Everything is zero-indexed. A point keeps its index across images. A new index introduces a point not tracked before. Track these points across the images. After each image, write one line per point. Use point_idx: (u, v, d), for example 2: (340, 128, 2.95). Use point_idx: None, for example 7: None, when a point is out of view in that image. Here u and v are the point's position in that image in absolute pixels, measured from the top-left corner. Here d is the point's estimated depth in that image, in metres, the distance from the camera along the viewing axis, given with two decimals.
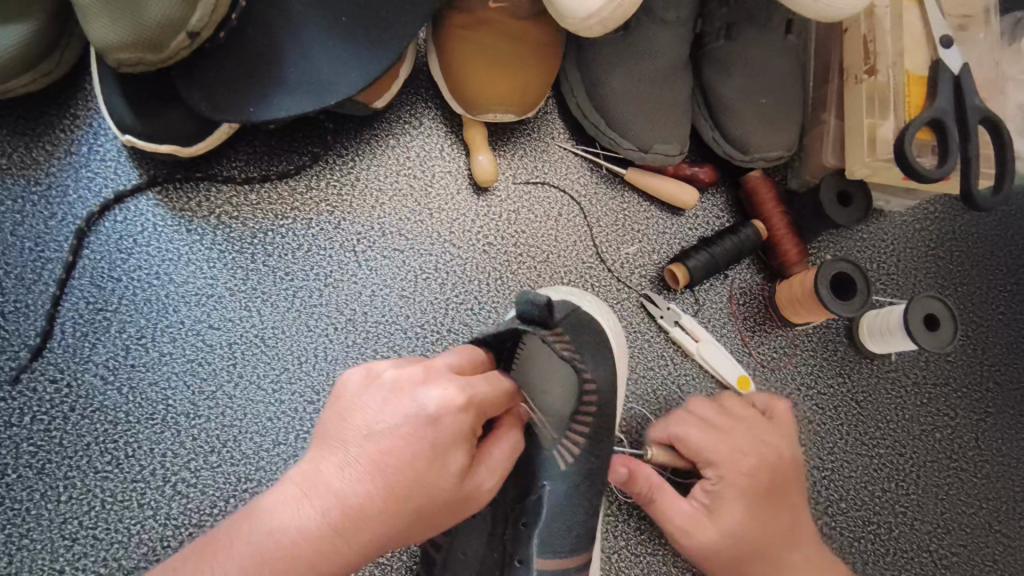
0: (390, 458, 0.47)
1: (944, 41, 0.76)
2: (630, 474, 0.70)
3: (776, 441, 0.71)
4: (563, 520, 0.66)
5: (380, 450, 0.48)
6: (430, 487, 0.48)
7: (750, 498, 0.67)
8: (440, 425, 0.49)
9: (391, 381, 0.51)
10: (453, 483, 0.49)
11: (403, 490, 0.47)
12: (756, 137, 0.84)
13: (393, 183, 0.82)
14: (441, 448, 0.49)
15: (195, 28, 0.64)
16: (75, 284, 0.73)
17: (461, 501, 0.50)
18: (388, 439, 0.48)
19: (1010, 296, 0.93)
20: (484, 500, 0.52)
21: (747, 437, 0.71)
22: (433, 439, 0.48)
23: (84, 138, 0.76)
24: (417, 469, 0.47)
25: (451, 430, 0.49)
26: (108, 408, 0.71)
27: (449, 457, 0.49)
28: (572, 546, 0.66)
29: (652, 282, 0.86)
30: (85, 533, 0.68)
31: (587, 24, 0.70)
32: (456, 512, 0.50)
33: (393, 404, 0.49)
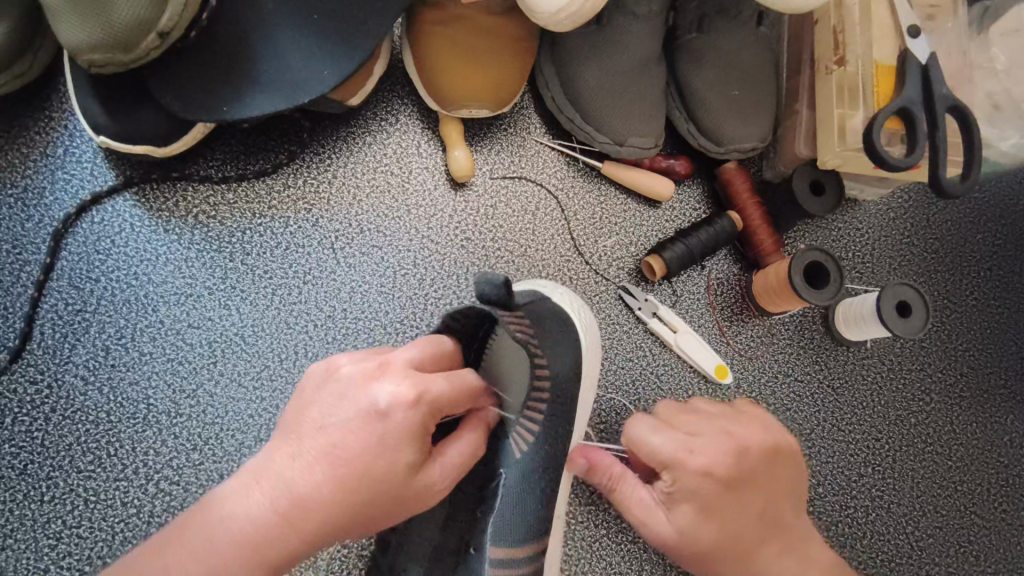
0: (341, 451, 0.50)
1: (912, 30, 0.77)
2: (589, 466, 0.70)
3: (739, 441, 0.67)
4: (522, 508, 0.68)
5: (330, 442, 0.51)
6: (378, 475, 0.50)
7: (703, 501, 0.64)
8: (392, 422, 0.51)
9: (354, 375, 0.54)
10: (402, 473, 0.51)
11: (347, 481, 0.50)
12: (730, 130, 0.85)
13: (370, 180, 0.82)
14: (390, 443, 0.51)
15: (166, 27, 0.64)
16: (53, 286, 0.74)
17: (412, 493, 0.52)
18: (339, 432, 0.51)
19: (983, 282, 0.95)
20: (437, 495, 0.54)
21: (707, 438, 0.66)
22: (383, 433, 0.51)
23: (59, 140, 0.77)
24: (364, 460, 0.50)
25: (401, 427, 0.51)
26: (89, 408, 0.72)
27: (398, 450, 0.51)
28: (525, 535, 0.68)
29: (630, 274, 0.87)
30: (68, 532, 0.68)
31: (558, 19, 0.70)
32: (406, 503, 0.52)
33: (350, 397, 0.52)
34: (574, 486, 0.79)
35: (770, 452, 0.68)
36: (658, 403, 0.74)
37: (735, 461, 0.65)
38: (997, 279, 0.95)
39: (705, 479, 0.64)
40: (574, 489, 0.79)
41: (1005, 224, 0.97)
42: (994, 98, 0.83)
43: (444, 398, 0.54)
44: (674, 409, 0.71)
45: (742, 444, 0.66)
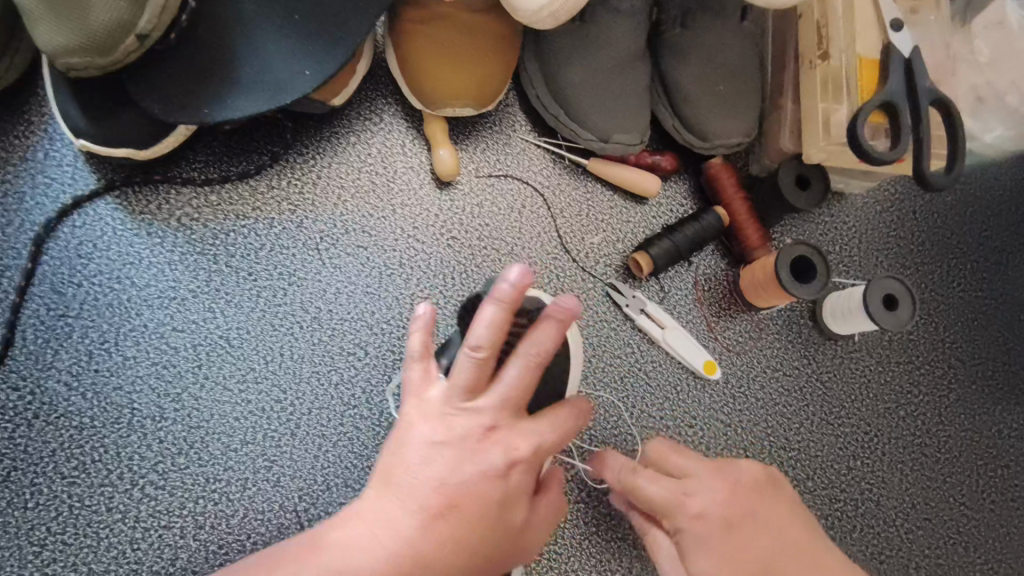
0: (460, 503, 0.56)
1: (895, 23, 0.76)
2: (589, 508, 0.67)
3: (735, 485, 0.65)
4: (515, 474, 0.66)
5: (445, 500, 0.56)
6: (483, 535, 0.57)
7: (709, 542, 0.62)
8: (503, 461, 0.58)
9: (449, 398, 0.58)
10: (504, 534, 0.58)
11: (459, 544, 0.55)
12: (715, 124, 0.85)
13: (355, 180, 0.82)
14: (500, 495, 0.58)
15: (144, 29, 0.64)
16: (35, 291, 0.73)
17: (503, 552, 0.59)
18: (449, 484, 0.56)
19: (970, 274, 0.95)
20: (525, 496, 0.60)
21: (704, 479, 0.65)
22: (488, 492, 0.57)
23: (39, 143, 0.76)
24: (477, 517, 0.56)
25: (509, 480, 0.58)
26: (73, 413, 0.71)
27: (506, 503, 0.58)
28: None
29: (617, 271, 0.87)
30: (53, 539, 0.68)
31: (540, 15, 0.70)
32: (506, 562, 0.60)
33: (460, 432, 0.57)
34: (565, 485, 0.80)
35: (766, 491, 0.66)
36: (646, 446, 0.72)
37: (733, 502, 0.64)
38: (985, 272, 0.95)
39: (704, 523, 0.63)
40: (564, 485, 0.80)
41: (991, 216, 0.97)
42: (978, 90, 0.83)
43: (522, 394, 0.59)
44: (671, 449, 0.69)
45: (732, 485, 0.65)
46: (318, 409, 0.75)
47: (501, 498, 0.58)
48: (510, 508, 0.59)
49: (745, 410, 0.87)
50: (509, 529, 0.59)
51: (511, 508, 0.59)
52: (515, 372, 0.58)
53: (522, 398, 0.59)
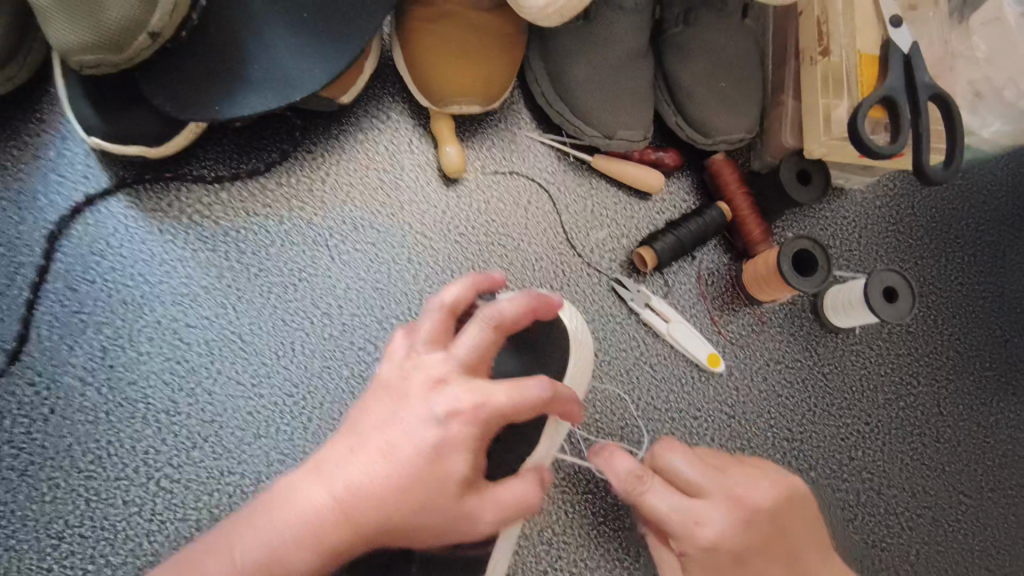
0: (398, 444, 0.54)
1: (894, 20, 0.77)
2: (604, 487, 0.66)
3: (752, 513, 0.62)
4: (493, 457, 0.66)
5: (389, 440, 0.54)
6: (420, 485, 0.53)
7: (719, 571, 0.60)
8: (446, 409, 0.55)
9: (417, 351, 0.59)
10: (445, 489, 0.54)
11: (393, 490, 0.52)
12: (718, 120, 0.86)
13: (363, 177, 0.83)
14: (441, 443, 0.54)
15: (157, 28, 0.65)
16: (49, 288, 0.74)
17: (448, 513, 0.54)
18: (394, 425, 0.55)
19: (967, 267, 0.97)
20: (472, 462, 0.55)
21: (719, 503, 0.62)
22: (429, 438, 0.54)
23: (51, 142, 0.77)
24: (412, 461, 0.53)
25: (448, 427, 0.54)
26: (88, 408, 0.72)
27: (448, 455, 0.54)
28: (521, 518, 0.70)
29: (622, 266, 0.88)
30: (70, 532, 0.69)
31: (546, 13, 0.71)
32: (453, 528, 0.54)
33: (413, 379, 0.57)
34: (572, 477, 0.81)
35: (783, 514, 0.63)
36: (658, 445, 0.68)
37: (745, 532, 0.61)
38: (982, 264, 0.97)
39: (712, 555, 0.60)
40: (572, 476, 0.81)
41: (989, 210, 0.98)
42: (976, 85, 0.85)
43: (483, 357, 0.58)
44: (686, 459, 0.66)
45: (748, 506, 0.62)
46: (329, 402, 0.76)
47: (441, 448, 0.54)
48: (454, 461, 0.54)
49: (748, 402, 0.89)
50: (451, 485, 0.54)
51: (456, 462, 0.54)
52: (474, 337, 0.58)
53: (478, 356, 0.58)
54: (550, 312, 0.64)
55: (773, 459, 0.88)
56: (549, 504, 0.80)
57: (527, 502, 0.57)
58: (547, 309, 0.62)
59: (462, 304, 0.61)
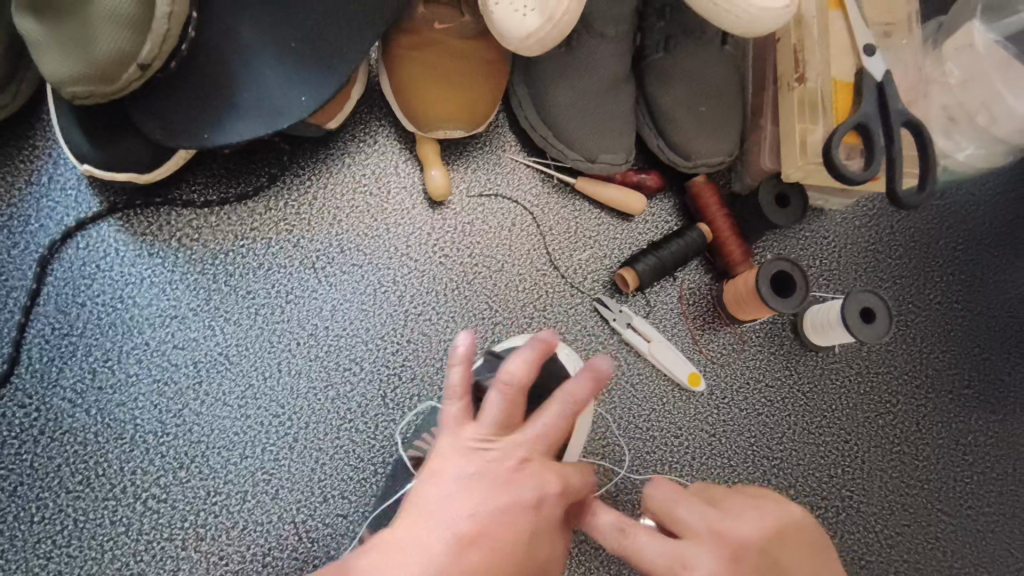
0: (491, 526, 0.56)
1: (868, 49, 0.80)
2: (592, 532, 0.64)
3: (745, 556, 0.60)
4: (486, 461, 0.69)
5: (476, 526, 0.56)
6: (506, 567, 0.56)
7: None
8: (521, 487, 0.58)
9: (485, 428, 0.60)
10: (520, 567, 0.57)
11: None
12: (697, 145, 0.88)
13: (350, 200, 0.85)
14: (518, 523, 0.58)
15: (147, 59, 0.67)
16: (40, 311, 0.75)
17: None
18: (474, 527, 0.56)
19: (945, 286, 0.98)
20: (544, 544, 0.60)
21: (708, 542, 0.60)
22: (517, 519, 0.58)
23: (43, 167, 0.78)
24: (508, 549, 0.56)
25: (529, 505, 0.58)
26: (77, 429, 0.73)
27: (527, 532, 0.58)
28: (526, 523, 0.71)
29: (605, 286, 0.90)
30: (58, 552, 0.70)
31: (527, 44, 0.73)
32: None
33: (491, 469, 0.58)
34: None
35: (778, 548, 0.60)
36: (652, 481, 0.65)
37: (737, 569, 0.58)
38: (960, 284, 0.99)
39: None
40: None
41: (966, 230, 1.00)
42: (949, 110, 0.86)
43: (552, 438, 0.62)
44: (680, 502, 0.62)
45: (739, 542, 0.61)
46: (314, 423, 0.77)
47: (516, 525, 0.57)
48: (528, 537, 0.58)
49: (728, 420, 0.90)
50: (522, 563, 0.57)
51: (529, 537, 0.58)
52: (545, 418, 0.61)
53: (549, 437, 0.61)
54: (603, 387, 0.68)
55: (752, 476, 0.89)
56: None
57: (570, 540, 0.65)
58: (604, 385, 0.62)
59: (525, 379, 0.61)
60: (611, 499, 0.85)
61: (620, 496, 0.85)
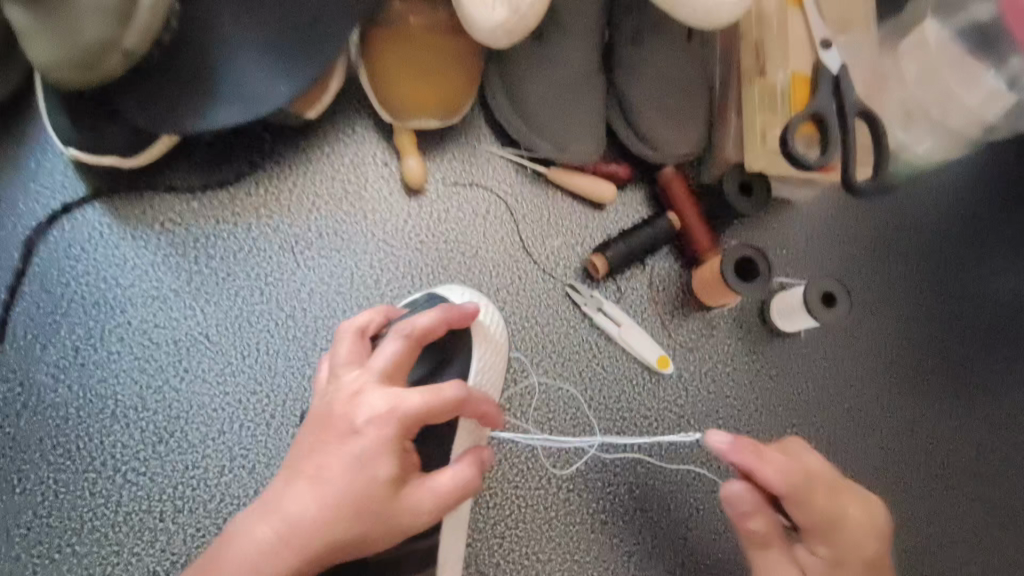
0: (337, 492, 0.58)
1: (824, 44, 0.86)
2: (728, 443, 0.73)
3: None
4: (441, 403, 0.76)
5: (337, 481, 0.58)
6: (374, 508, 0.58)
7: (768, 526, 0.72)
8: (370, 416, 0.61)
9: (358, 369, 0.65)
10: (379, 494, 0.59)
11: (354, 500, 0.58)
12: (665, 135, 0.91)
13: (329, 188, 0.88)
14: (365, 454, 0.59)
15: (132, 47, 0.70)
16: (25, 290, 0.78)
17: (389, 519, 0.59)
18: (337, 456, 0.59)
19: (909, 277, 1.01)
20: (418, 489, 0.61)
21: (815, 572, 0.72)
22: (372, 447, 0.59)
23: (31, 153, 0.81)
24: (340, 508, 0.58)
25: (382, 432, 0.60)
26: (59, 404, 0.76)
27: (376, 462, 0.59)
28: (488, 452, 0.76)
29: (577, 272, 0.93)
30: (38, 522, 0.72)
31: (496, 33, 0.77)
32: (392, 527, 0.59)
33: (344, 399, 0.63)
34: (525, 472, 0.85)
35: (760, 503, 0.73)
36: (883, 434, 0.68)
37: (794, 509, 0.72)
38: (923, 274, 1.02)
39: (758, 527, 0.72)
40: (525, 472, 0.85)
41: (930, 222, 1.04)
42: (906, 105, 0.89)
43: (400, 365, 0.66)
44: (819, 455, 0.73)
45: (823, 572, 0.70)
46: (291, 400, 0.80)
47: (375, 479, 0.59)
48: (382, 469, 0.59)
49: (697, 403, 0.92)
50: (382, 491, 0.59)
51: (382, 468, 0.59)
52: (389, 349, 0.66)
53: (394, 364, 0.65)
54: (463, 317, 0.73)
55: None
56: (503, 498, 0.84)
57: (465, 480, 0.62)
58: (454, 314, 0.72)
59: (420, 325, 0.68)
60: (582, 479, 0.86)
61: (593, 475, 0.86)
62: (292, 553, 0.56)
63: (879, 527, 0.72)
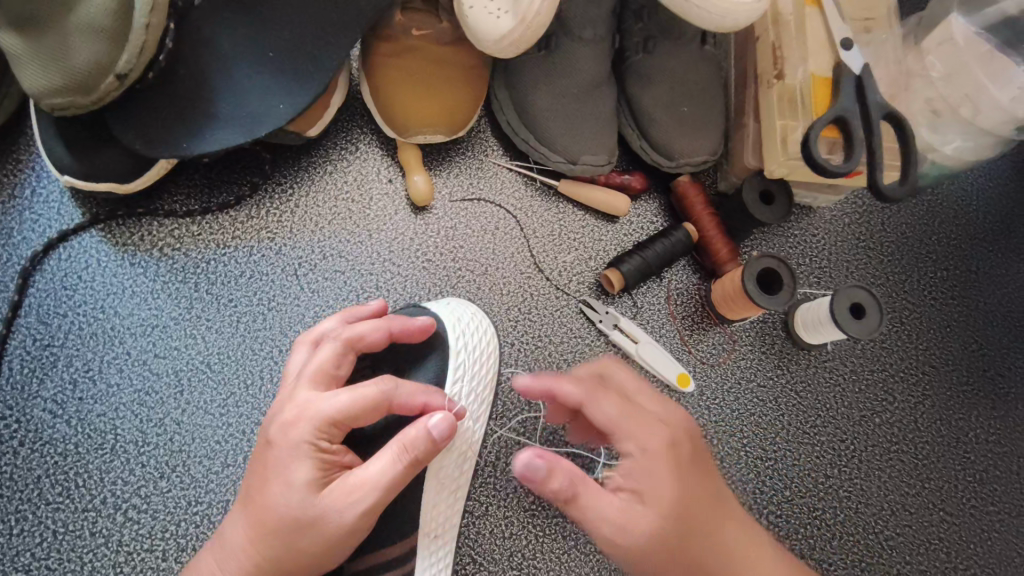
0: (258, 508, 0.57)
1: (845, 43, 0.79)
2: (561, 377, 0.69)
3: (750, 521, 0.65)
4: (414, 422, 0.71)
5: (259, 499, 0.57)
6: (297, 520, 0.56)
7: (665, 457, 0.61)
8: (282, 423, 0.60)
9: (291, 387, 0.64)
10: (297, 500, 0.56)
11: (277, 511, 0.56)
12: (680, 143, 0.87)
13: (332, 208, 0.85)
14: (281, 459, 0.58)
15: (124, 70, 0.67)
16: (22, 322, 0.76)
17: (314, 522, 0.56)
18: (261, 469, 0.59)
19: (940, 282, 0.97)
20: (345, 487, 0.57)
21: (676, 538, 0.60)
22: (288, 451, 0.58)
23: (27, 181, 0.79)
24: (266, 527, 0.57)
25: (296, 434, 0.58)
26: (58, 440, 0.73)
27: (291, 465, 0.57)
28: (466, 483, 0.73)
29: (591, 288, 0.89)
30: (36, 564, 0.69)
31: (501, 46, 0.75)
32: (326, 531, 0.56)
33: (273, 411, 0.62)
34: (543, 501, 0.80)
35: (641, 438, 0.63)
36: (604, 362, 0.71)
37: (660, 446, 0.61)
38: (954, 280, 0.97)
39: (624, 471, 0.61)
40: (542, 500, 0.80)
41: (960, 225, 0.99)
42: (933, 104, 0.85)
43: (337, 372, 0.65)
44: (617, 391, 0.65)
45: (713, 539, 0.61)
46: None
47: (293, 493, 0.56)
48: (298, 471, 0.57)
49: (720, 421, 0.87)
50: (301, 495, 0.57)
51: (300, 471, 0.57)
52: (321, 358, 0.65)
53: (325, 366, 0.64)
54: (414, 330, 0.71)
55: (746, 478, 0.86)
56: (519, 528, 0.79)
57: (395, 466, 0.57)
58: (402, 326, 0.71)
59: (360, 335, 0.67)
60: None
61: None
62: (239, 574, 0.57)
63: (677, 431, 0.64)
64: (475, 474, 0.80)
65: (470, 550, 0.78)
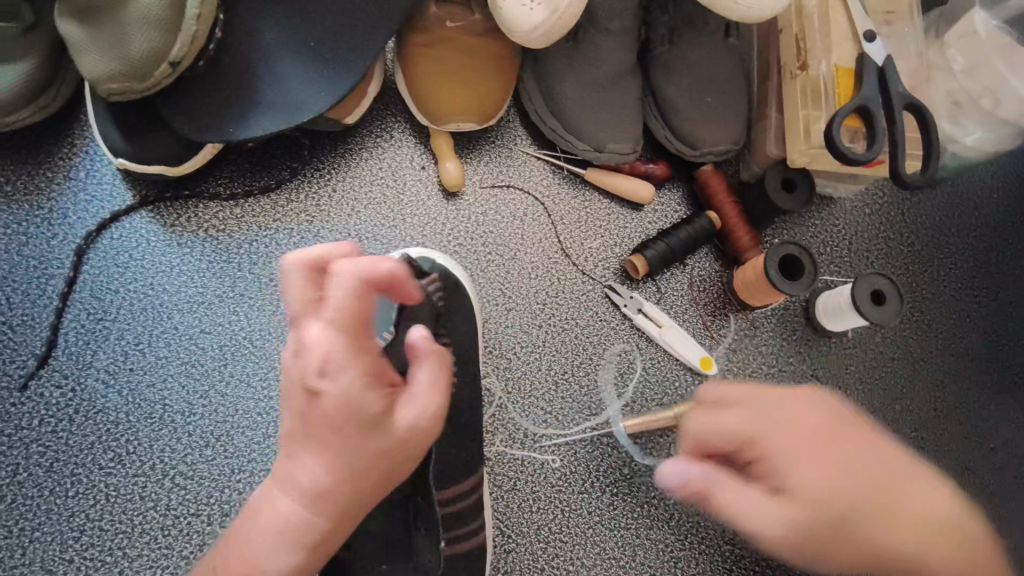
0: (338, 450, 0.49)
1: (869, 35, 0.82)
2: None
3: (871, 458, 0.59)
4: None
5: (338, 443, 0.49)
6: (383, 454, 0.51)
7: None
8: (326, 358, 0.47)
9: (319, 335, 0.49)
10: (380, 434, 0.50)
11: (362, 448, 0.50)
12: (704, 132, 0.90)
13: (368, 192, 0.88)
14: (342, 406, 0.48)
15: (177, 58, 0.72)
16: (76, 297, 0.80)
17: (400, 445, 0.52)
18: (316, 418, 0.49)
19: (960, 272, 0.98)
20: (416, 408, 0.52)
21: None
22: (351, 387, 0.48)
23: (80, 164, 0.83)
24: (353, 466, 0.50)
25: (341, 382, 0.48)
26: (110, 409, 0.77)
27: (360, 408, 0.49)
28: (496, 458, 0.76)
29: (616, 274, 0.92)
30: (91, 525, 0.73)
31: (533, 35, 0.77)
32: (404, 453, 0.52)
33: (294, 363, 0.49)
34: (568, 476, 0.83)
35: None
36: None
37: None
38: (974, 271, 0.98)
39: None
40: (568, 476, 0.83)
41: (980, 217, 1.00)
42: (954, 95, 0.87)
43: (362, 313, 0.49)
44: None
45: (971, 516, 0.58)
46: None
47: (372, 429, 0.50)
48: (371, 402, 0.49)
49: None
50: (381, 429, 0.50)
51: (373, 402, 0.50)
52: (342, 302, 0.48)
53: (351, 312, 0.48)
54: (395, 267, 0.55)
55: None
56: (545, 503, 0.82)
57: (448, 377, 0.54)
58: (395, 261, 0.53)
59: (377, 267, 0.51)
60: (626, 483, 0.84)
61: (637, 479, 0.84)
62: (323, 512, 0.50)
63: None
64: (503, 450, 0.83)
65: (498, 522, 0.81)
